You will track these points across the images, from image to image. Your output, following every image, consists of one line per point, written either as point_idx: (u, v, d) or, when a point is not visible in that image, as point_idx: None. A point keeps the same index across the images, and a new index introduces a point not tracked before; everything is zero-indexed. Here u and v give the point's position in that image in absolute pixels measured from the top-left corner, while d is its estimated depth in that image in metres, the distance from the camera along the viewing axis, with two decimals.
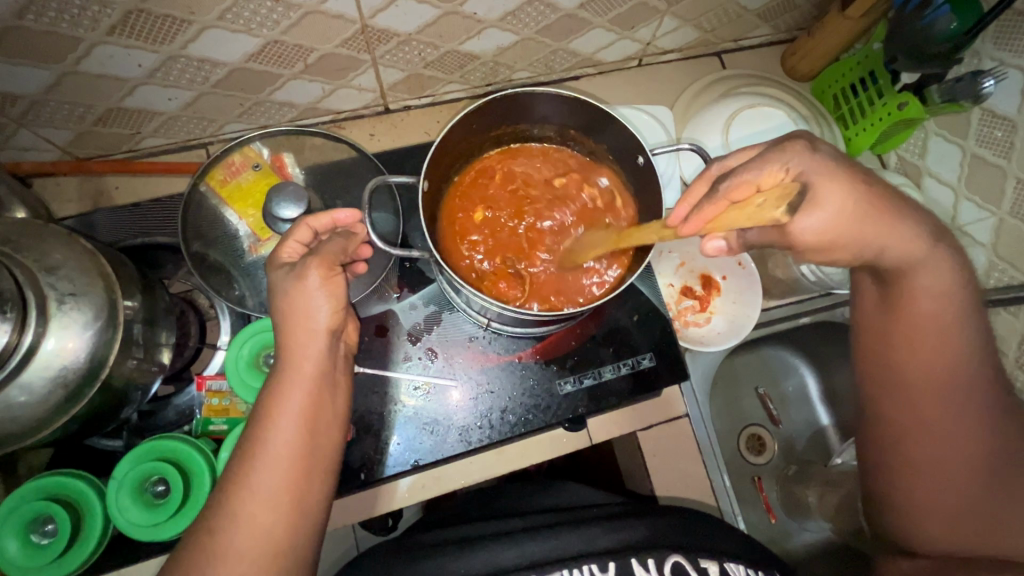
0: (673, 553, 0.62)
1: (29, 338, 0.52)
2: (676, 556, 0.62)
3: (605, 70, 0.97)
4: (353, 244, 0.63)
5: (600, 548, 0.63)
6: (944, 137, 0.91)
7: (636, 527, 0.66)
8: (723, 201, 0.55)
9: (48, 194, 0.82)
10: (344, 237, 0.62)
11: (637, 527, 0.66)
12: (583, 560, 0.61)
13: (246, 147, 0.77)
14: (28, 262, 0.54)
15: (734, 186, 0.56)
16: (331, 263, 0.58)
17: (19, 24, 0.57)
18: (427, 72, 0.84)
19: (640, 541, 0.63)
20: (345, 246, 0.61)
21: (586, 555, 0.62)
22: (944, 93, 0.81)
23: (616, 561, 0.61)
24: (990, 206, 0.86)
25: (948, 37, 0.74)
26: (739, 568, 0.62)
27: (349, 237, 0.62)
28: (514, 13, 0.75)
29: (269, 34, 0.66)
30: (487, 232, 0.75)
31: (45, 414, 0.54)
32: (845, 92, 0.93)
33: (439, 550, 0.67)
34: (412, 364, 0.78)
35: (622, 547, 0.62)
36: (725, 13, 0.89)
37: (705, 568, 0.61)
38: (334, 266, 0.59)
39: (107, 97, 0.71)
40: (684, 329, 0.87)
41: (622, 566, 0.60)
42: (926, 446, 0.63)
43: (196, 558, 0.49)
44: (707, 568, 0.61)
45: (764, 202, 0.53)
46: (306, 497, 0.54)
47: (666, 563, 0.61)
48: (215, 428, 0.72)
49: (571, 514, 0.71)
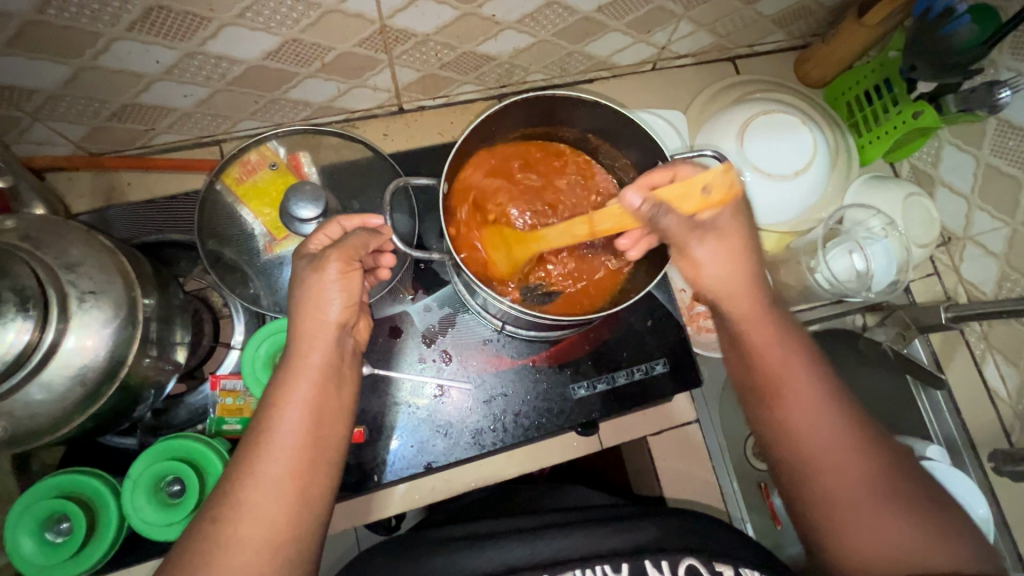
0: (686, 556, 0.61)
1: (50, 336, 0.51)
2: (689, 560, 0.61)
3: (620, 74, 0.97)
4: (377, 241, 0.61)
5: (613, 549, 0.63)
6: (956, 146, 0.92)
7: (647, 528, 0.66)
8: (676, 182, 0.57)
9: (62, 190, 0.82)
10: (367, 232, 0.61)
11: (647, 528, 0.65)
12: (595, 560, 0.61)
13: (263, 146, 0.76)
14: (49, 259, 0.54)
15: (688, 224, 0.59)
16: (350, 258, 0.58)
17: (39, 18, 0.57)
18: (443, 72, 0.83)
19: (653, 543, 0.63)
20: (368, 241, 0.60)
21: (596, 556, 0.61)
22: (960, 103, 0.80)
23: (629, 562, 0.61)
24: (1003, 216, 0.86)
25: (966, 48, 0.75)
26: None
27: (373, 233, 0.61)
28: (533, 15, 0.74)
29: (288, 33, 0.66)
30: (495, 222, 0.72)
31: (63, 412, 0.54)
32: (857, 100, 0.94)
33: (440, 549, 0.66)
34: (426, 366, 0.78)
35: (636, 549, 0.62)
36: (741, 18, 0.89)
37: (720, 571, 0.60)
38: (352, 261, 0.58)
39: (123, 93, 0.71)
40: (697, 335, 0.88)
41: (635, 567, 0.60)
42: (844, 473, 0.55)
43: (202, 550, 0.49)
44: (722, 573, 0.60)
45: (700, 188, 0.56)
46: (311, 490, 0.53)
47: (679, 565, 0.61)
48: (228, 428, 0.72)
49: (579, 515, 0.71)
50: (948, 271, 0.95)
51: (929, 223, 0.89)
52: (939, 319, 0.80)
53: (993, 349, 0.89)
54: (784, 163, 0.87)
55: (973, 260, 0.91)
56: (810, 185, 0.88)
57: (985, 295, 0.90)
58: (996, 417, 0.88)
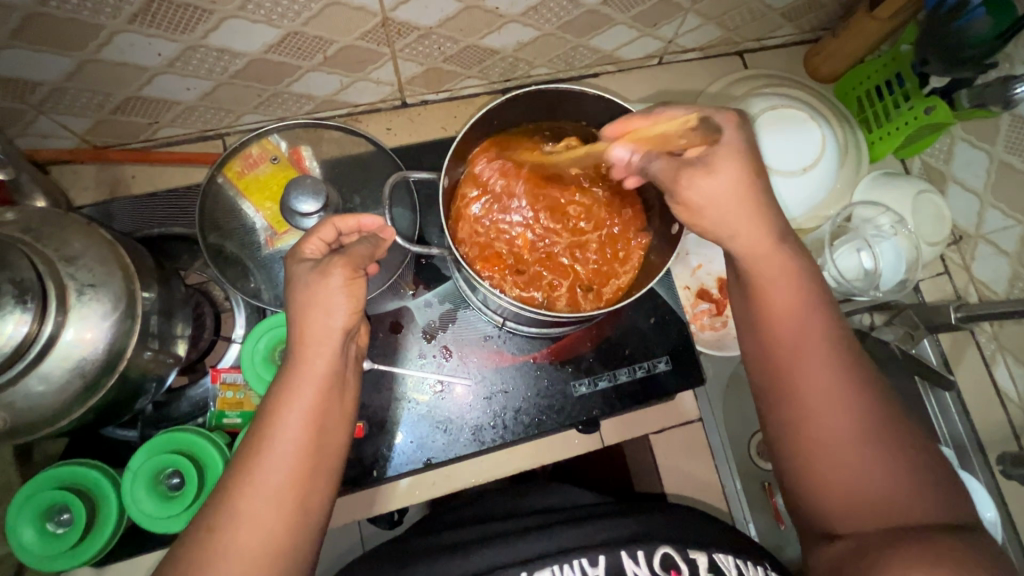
0: (663, 545, 0.61)
1: (49, 328, 0.51)
2: (665, 548, 0.61)
3: (626, 68, 0.96)
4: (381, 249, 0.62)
5: (593, 543, 0.62)
6: (970, 143, 0.91)
7: (628, 525, 0.64)
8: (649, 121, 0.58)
9: (67, 182, 0.83)
10: (371, 241, 0.61)
11: (627, 525, 0.64)
12: (573, 555, 0.61)
13: (265, 140, 0.76)
14: (49, 251, 0.54)
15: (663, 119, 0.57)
16: (355, 265, 0.58)
17: (42, 10, 0.57)
18: (446, 66, 0.83)
19: (633, 534, 0.63)
20: (372, 250, 0.60)
21: (576, 550, 0.61)
22: (973, 97, 0.78)
23: (607, 555, 0.60)
24: (1016, 214, 0.86)
25: (982, 40, 0.73)
26: (729, 560, 0.61)
27: (376, 241, 0.62)
28: (537, 8, 0.74)
29: (290, 25, 0.66)
30: (499, 200, 0.73)
31: (63, 404, 0.54)
32: (870, 95, 0.92)
33: (430, 554, 0.65)
34: (426, 362, 0.78)
35: (613, 541, 0.62)
36: (749, 12, 0.88)
37: (694, 559, 0.60)
38: (357, 268, 0.58)
39: (126, 85, 0.71)
40: (700, 333, 0.87)
41: (614, 562, 0.60)
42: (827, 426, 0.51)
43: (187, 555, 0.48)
44: (696, 559, 0.60)
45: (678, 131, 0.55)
46: (311, 496, 0.53)
47: (655, 555, 0.60)
48: (228, 421, 0.72)
49: (560, 515, 0.70)
50: (960, 271, 0.92)
51: (939, 222, 0.87)
52: (950, 320, 0.79)
53: (1003, 349, 0.88)
54: (785, 155, 0.85)
55: (985, 259, 0.90)
56: (811, 185, 0.86)
57: (995, 294, 0.89)
58: (1005, 419, 0.86)
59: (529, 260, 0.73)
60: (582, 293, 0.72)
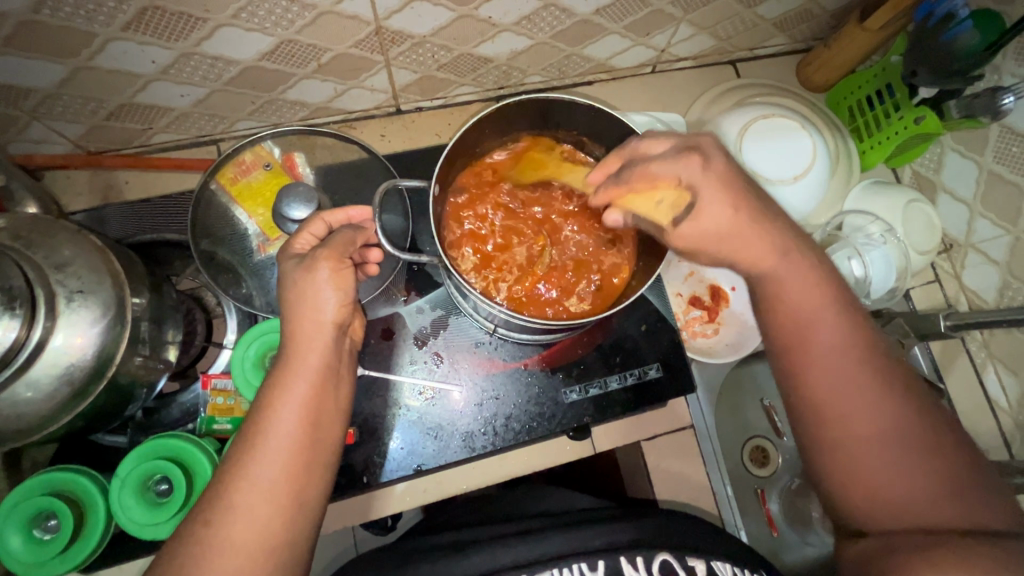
0: (661, 552, 0.61)
1: (38, 334, 0.52)
2: (664, 555, 0.61)
3: (619, 77, 0.96)
4: (361, 238, 0.62)
5: (591, 547, 0.62)
6: (960, 153, 0.92)
7: (624, 530, 0.65)
8: (625, 187, 0.59)
9: (60, 188, 0.83)
10: (354, 230, 0.62)
11: (624, 530, 0.65)
12: (573, 559, 0.60)
13: (258, 146, 0.77)
14: (38, 258, 0.54)
15: (637, 178, 0.57)
16: (340, 256, 0.58)
17: (35, 19, 0.57)
18: (440, 74, 0.83)
19: (629, 542, 0.63)
20: (354, 239, 0.61)
21: (575, 554, 0.61)
22: (962, 109, 0.80)
23: (605, 560, 0.60)
24: (1005, 224, 0.87)
25: (971, 52, 0.75)
26: (727, 568, 0.61)
27: (357, 231, 0.62)
28: (530, 17, 0.74)
29: (283, 34, 0.66)
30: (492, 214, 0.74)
31: (51, 411, 0.54)
32: (859, 104, 0.92)
33: (426, 557, 0.65)
34: (418, 368, 0.78)
35: (612, 547, 0.62)
36: (741, 22, 0.88)
37: (693, 567, 0.60)
38: (342, 259, 0.58)
39: (119, 92, 0.71)
40: (692, 339, 0.87)
41: (612, 565, 0.60)
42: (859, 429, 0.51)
43: (185, 555, 0.48)
44: (695, 567, 0.60)
45: (662, 203, 0.57)
46: (305, 492, 0.53)
47: (654, 562, 0.60)
48: (218, 427, 0.72)
49: (557, 519, 0.70)
50: (949, 278, 0.93)
51: (930, 231, 0.88)
52: (940, 327, 0.76)
53: (994, 358, 0.89)
54: (771, 170, 0.86)
55: (975, 268, 0.91)
56: (802, 191, 0.86)
57: (986, 303, 0.90)
58: (996, 427, 0.87)
59: (522, 269, 0.72)
60: (568, 296, 0.72)
